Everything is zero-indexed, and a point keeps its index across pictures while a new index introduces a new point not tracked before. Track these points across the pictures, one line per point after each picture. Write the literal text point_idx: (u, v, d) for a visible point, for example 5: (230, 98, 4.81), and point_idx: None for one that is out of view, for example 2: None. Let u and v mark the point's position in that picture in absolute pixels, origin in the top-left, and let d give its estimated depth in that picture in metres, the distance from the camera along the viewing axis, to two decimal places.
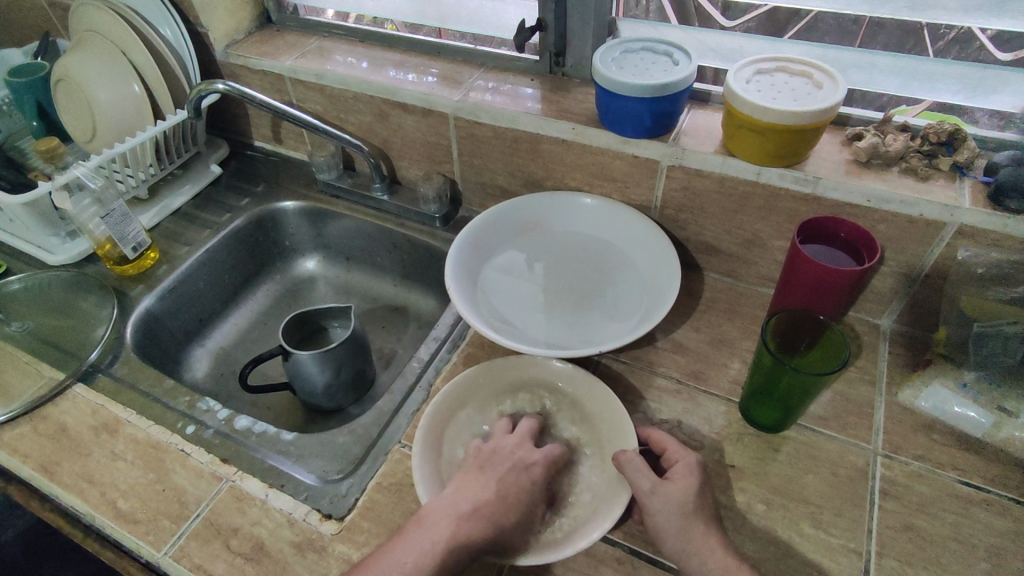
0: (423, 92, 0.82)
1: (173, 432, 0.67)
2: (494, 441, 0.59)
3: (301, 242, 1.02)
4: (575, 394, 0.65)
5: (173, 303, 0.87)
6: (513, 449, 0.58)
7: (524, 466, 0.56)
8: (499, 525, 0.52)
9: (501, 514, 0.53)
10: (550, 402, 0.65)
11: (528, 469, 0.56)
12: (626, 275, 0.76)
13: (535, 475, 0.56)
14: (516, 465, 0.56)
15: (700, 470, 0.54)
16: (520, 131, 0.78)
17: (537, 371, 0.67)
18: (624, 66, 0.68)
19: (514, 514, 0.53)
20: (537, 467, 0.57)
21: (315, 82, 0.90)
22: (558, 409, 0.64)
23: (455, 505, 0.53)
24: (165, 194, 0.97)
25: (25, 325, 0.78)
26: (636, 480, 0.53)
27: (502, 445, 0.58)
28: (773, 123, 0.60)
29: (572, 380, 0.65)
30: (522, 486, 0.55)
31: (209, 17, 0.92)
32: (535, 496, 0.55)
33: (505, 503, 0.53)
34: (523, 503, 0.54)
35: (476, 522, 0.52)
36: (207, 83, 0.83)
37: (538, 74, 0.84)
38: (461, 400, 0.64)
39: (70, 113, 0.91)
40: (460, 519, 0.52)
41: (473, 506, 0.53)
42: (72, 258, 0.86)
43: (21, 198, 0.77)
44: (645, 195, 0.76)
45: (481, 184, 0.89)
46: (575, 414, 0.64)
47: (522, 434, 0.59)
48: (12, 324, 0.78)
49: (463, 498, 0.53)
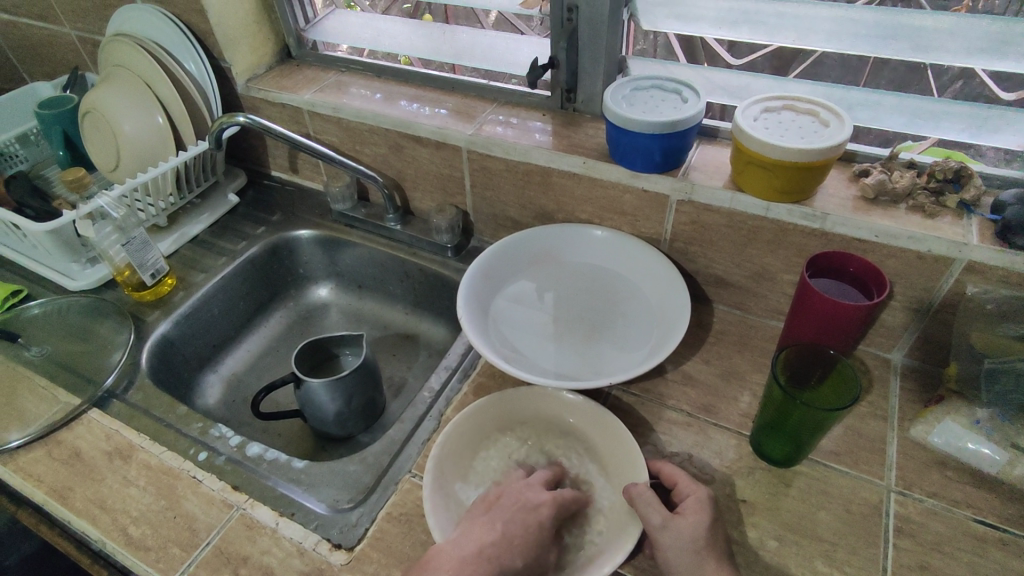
0: (437, 126, 0.84)
1: (185, 457, 0.67)
2: (503, 486, 0.58)
3: (315, 270, 1.03)
4: (585, 425, 0.65)
5: (188, 329, 0.88)
6: (522, 489, 0.57)
7: (533, 506, 0.54)
8: (504, 569, 0.50)
9: (506, 559, 0.51)
10: (562, 435, 0.65)
11: (535, 509, 0.54)
12: (637, 308, 0.76)
13: (544, 515, 0.54)
14: (526, 506, 0.54)
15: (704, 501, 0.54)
16: (532, 164, 0.80)
17: (546, 404, 0.67)
18: (635, 103, 0.71)
19: (521, 559, 0.51)
20: (545, 507, 0.54)
21: (332, 115, 0.92)
22: (570, 441, 0.65)
23: (456, 549, 0.51)
24: (184, 222, 0.99)
25: (44, 350, 0.80)
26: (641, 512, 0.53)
27: (511, 487, 0.57)
28: (781, 160, 0.62)
29: (583, 410, 0.65)
30: (530, 527, 0.53)
31: (232, 54, 0.96)
32: (544, 538, 0.53)
33: (513, 546, 0.52)
34: (532, 544, 0.52)
35: (476, 568, 0.50)
36: (228, 117, 0.86)
37: (549, 109, 0.86)
38: (461, 437, 0.63)
39: (95, 143, 0.94)
40: (460, 565, 0.50)
41: (478, 552, 0.51)
42: (91, 284, 0.88)
43: (46, 226, 0.79)
44: (655, 228, 0.77)
45: (492, 216, 0.89)
46: (588, 447, 0.64)
47: (533, 480, 0.58)
48: (30, 348, 0.80)
49: (465, 543, 0.52)
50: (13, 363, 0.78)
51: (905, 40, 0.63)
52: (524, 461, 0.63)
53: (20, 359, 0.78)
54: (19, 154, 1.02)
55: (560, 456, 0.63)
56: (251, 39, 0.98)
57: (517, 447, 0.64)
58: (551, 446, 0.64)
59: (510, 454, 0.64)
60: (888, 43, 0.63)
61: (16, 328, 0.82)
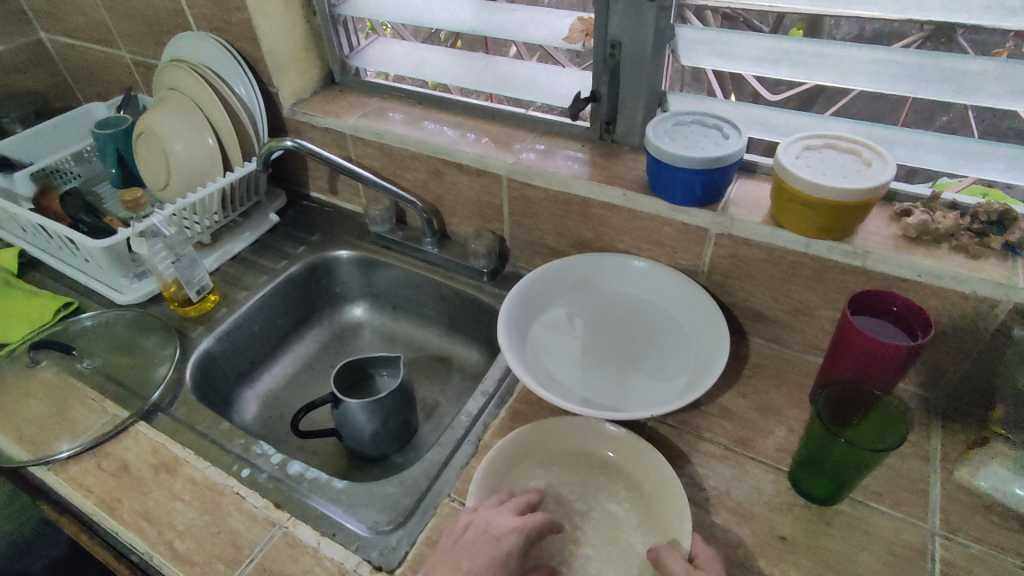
0: (478, 154, 0.86)
1: (229, 474, 0.68)
2: (470, 514, 0.57)
3: (351, 290, 1.05)
4: (625, 458, 0.66)
5: (229, 346, 0.90)
6: (489, 518, 0.56)
7: (498, 537, 0.54)
8: None
9: None
10: (601, 466, 0.66)
11: (500, 540, 0.53)
12: (672, 340, 0.77)
13: (508, 546, 0.53)
14: (493, 537, 0.54)
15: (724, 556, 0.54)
16: (572, 195, 0.81)
17: (584, 433, 0.67)
18: (676, 138, 0.72)
19: None
20: (511, 536, 0.54)
21: (375, 140, 0.95)
22: (608, 474, 0.65)
23: None
24: (226, 240, 1.02)
25: (94, 363, 0.83)
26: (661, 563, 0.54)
27: (478, 515, 0.56)
28: (823, 198, 0.63)
29: (625, 443, 0.66)
30: (494, 561, 0.52)
31: (280, 79, 1.00)
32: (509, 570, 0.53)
33: None
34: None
35: None
36: (277, 141, 0.91)
37: (588, 140, 0.88)
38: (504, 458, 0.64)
39: (147, 163, 0.98)
40: None
41: None
42: (139, 298, 0.91)
43: (102, 242, 0.83)
44: (692, 260, 0.78)
45: (529, 243, 0.91)
46: (629, 482, 0.64)
47: (503, 508, 0.57)
48: (82, 361, 0.83)
49: None
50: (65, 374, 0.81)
51: (947, 83, 0.64)
52: (562, 492, 0.64)
53: (72, 371, 0.82)
54: (73, 171, 1.07)
55: (599, 488, 0.64)
56: (299, 66, 1.02)
57: (555, 477, 0.65)
58: (589, 478, 0.65)
59: (548, 484, 0.64)
60: (930, 85, 0.65)
61: (69, 341, 0.85)
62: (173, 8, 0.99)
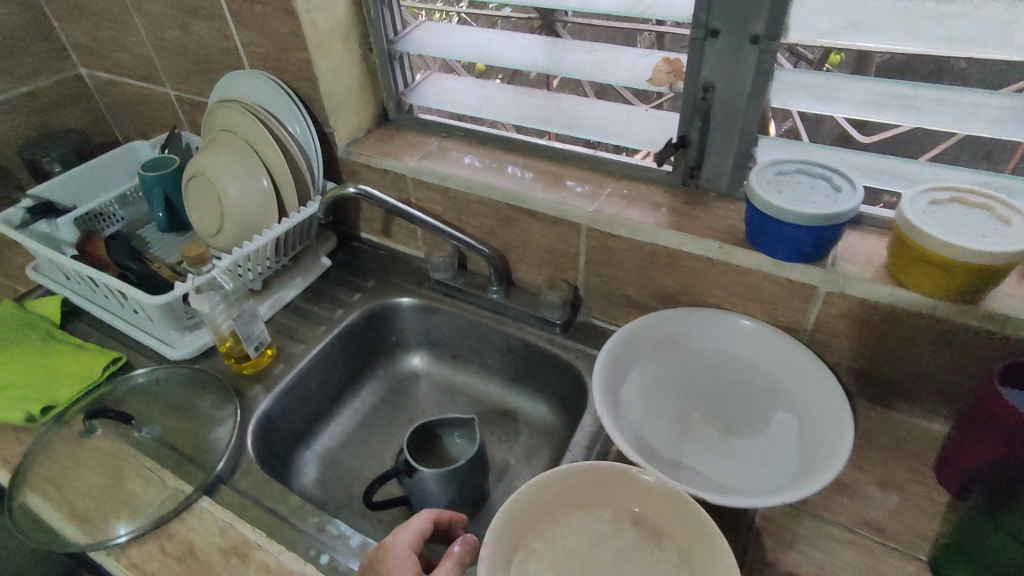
0: (555, 201, 0.81)
1: (306, 559, 0.63)
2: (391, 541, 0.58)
3: (408, 339, 1.00)
4: (670, 516, 0.57)
5: (288, 404, 0.85)
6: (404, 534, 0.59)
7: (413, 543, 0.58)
8: None
9: None
10: (643, 525, 0.58)
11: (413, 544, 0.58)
12: (774, 405, 0.71)
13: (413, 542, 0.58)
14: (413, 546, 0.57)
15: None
16: (660, 246, 0.76)
17: (628, 489, 0.58)
18: (783, 190, 0.67)
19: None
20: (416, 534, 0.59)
21: (439, 184, 0.90)
22: (643, 533, 0.57)
23: None
24: (279, 286, 0.97)
25: (154, 431, 0.77)
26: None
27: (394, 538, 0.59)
28: (968, 264, 0.57)
29: (660, 497, 0.57)
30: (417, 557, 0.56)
31: (337, 119, 0.95)
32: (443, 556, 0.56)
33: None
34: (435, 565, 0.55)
35: None
36: (340, 188, 0.87)
37: (671, 185, 0.83)
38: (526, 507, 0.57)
39: (198, 207, 0.93)
40: None
41: None
42: (192, 352, 0.86)
43: (160, 299, 0.78)
44: (795, 317, 0.73)
45: (606, 293, 0.86)
46: (670, 542, 0.56)
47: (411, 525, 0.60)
48: (141, 429, 0.77)
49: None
50: (121, 443, 0.75)
51: None
52: (587, 549, 0.56)
53: (130, 441, 0.76)
54: (116, 213, 1.02)
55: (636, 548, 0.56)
56: (355, 105, 0.97)
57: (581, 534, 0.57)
58: (623, 532, 0.57)
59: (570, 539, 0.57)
60: None
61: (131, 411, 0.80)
62: (225, 46, 0.95)
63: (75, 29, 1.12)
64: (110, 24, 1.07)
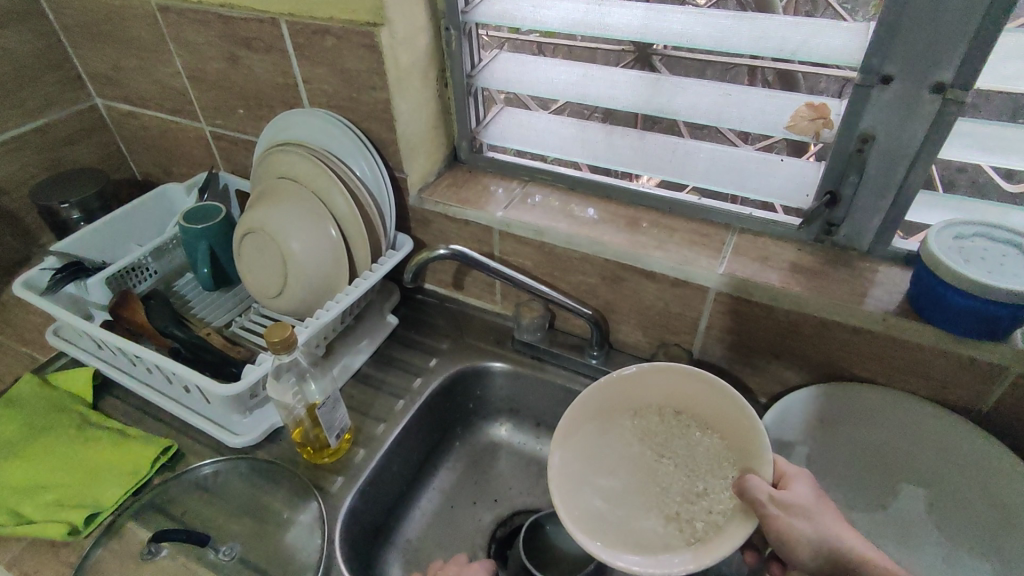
0: (678, 262, 0.72)
1: None
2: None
3: (488, 405, 0.90)
4: (697, 401, 0.64)
5: (372, 495, 0.74)
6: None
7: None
8: None
9: None
10: (679, 416, 0.65)
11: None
12: (936, 498, 0.67)
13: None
14: None
15: (824, 503, 0.55)
16: (807, 315, 0.67)
17: (658, 386, 0.65)
18: (971, 258, 0.59)
19: None
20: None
21: (533, 238, 0.80)
22: (682, 419, 0.65)
23: None
24: (345, 351, 0.85)
25: (235, 550, 0.66)
26: (760, 504, 0.52)
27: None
28: None
29: (687, 386, 0.64)
30: None
31: (411, 163, 0.85)
32: None
33: None
34: None
35: None
36: (429, 252, 0.74)
37: (802, 241, 0.75)
38: (581, 412, 0.64)
39: (256, 265, 0.82)
40: None
41: None
42: (256, 438, 0.73)
43: (231, 388, 0.67)
44: (968, 397, 0.65)
45: (727, 360, 0.77)
46: (701, 421, 0.64)
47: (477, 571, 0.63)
48: (219, 550, 0.65)
49: None
50: (196, 567, 0.64)
51: None
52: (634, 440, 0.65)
53: (207, 565, 0.64)
54: (150, 266, 0.89)
55: (675, 437, 0.64)
56: (428, 147, 0.87)
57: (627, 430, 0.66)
58: (663, 418, 0.65)
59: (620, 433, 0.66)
60: None
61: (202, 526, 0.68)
62: (282, 81, 0.83)
63: (92, 55, 1.00)
64: (136, 52, 0.94)
